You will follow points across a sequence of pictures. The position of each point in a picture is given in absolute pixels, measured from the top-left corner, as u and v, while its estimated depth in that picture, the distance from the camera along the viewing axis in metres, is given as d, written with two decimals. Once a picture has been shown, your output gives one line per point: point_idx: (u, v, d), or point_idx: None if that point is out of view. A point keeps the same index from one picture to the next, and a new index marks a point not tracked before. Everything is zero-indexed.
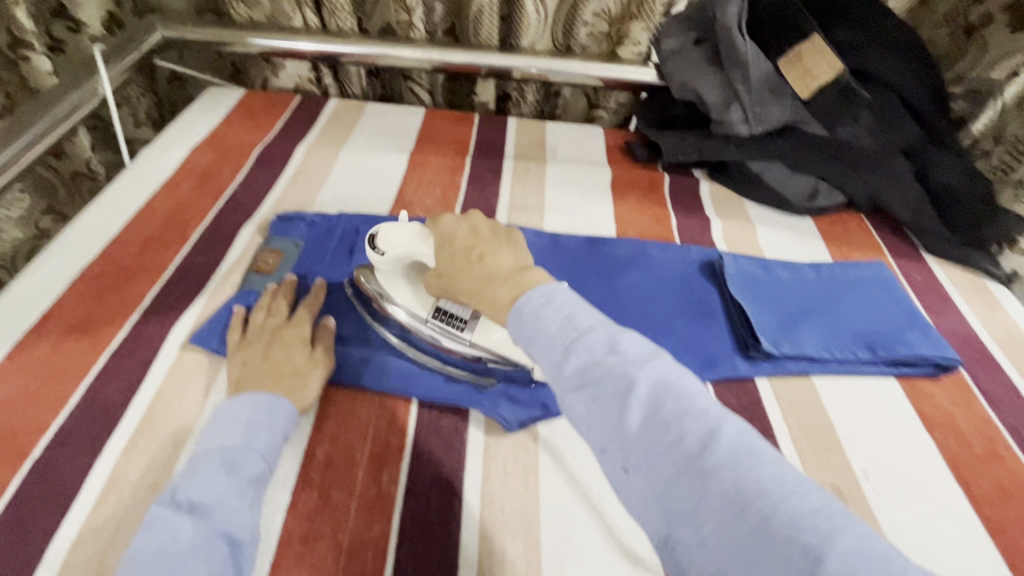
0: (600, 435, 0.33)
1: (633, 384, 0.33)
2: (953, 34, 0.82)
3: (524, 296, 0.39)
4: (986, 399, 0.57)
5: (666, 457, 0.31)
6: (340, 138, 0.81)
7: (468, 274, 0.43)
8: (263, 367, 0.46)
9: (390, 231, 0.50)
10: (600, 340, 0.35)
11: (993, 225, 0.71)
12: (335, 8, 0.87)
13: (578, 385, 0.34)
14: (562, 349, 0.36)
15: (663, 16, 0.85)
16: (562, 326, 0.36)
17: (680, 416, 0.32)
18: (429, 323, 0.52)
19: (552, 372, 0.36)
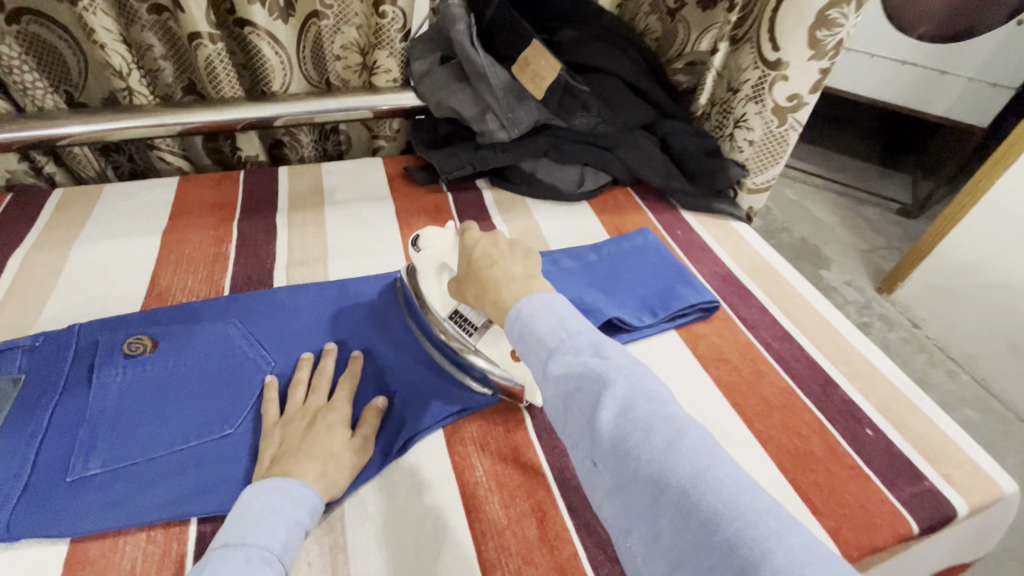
0: (576, 434, 0.37)
1: (609, 384, 0.36)
2: (661, 19, 0.93)
3: (524, 301, 0.43)
4: (745, 325, 0.66)
5: (629, 453, 0.33)
6: (72, 232, 0.69)
7: (490, 275, 0.48)
8: (300, 445, 0.46)
9: (437, 237, 0.59)
10: (586, 346, 0.39)
11: (722, 175, 0.82)
12: (25, 86, 0.74)
13: (558, 382, 0.38)
14: (547, 352, 0.40)
15: (404, 41, 0.85)
16: (556, 331, 0.40)
17: (652, 415, 0.34)
18: (446, 324, 0.56)
19: (538, 372, 0.40)
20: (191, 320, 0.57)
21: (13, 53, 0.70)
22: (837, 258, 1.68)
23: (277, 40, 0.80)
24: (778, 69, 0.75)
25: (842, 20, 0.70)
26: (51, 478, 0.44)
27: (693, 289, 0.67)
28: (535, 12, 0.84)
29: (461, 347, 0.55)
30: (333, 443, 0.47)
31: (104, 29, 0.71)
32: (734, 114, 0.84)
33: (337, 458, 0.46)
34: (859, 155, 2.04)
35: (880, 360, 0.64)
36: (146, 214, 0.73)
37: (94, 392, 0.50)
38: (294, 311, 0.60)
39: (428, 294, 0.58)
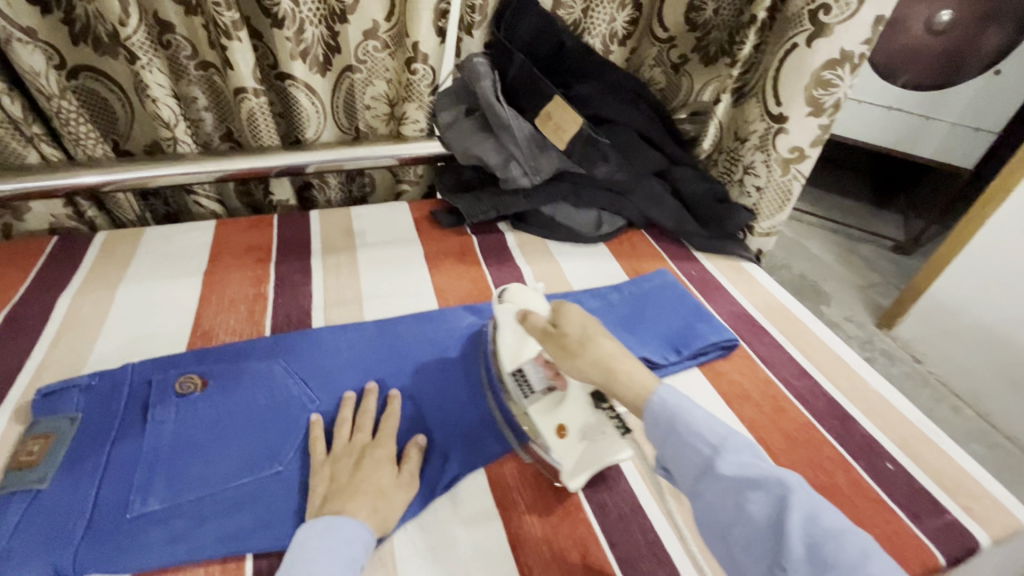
0: (752, 545, 0.38)
1: (789, 488, 0.38)
2: (666, 71, 1.00)
3: (660, 391, 0.46)
4: (764, 362, 0.69)
5: (826, 559, 0.35)
6: (117, 274, 0.72)
7: (592, 344, 0.49)
8: (351, 482, 0.48)
9: (523, 293, 0.60)
10: (746, 450, 0.42)
11: (732, 219, 0.87)
12: (78, 136, 0.78)
13: (730, 483, 0.40)
14: (709, 450, 0.42)
15: (432, 96, 0.90)
16: (712, 436, 0.43)
17: (835, 527, 0.36)
18: (510, 379, 0.57)
19: (702, 470, 0.41)
20: (240, 359, 0.60)
21: (71, 108, 0.75)
22: (836, 294, 1.73)
23: (314, 91, 0.86)
24: (782, 123, 0.81)
25: (837, 81, 0.77)
26: (112, 517, 0.45)
27: (711, 327, 0.70)
28: (555, 67, 0.89)
29: (516, 403, 0.56)
30: (380, 480, 0.49)
31: (157, 85, 0.76)
32: (741, 160, 0.90)
33: (384, 494, 0.48)
34: (853, 195, 2.12)
35: (895, 396, 0.66)
36: (186, 255, 0.77)
37: (148, 432, 0.51)
38: (332, 351, 0.62)
39: (501, 345, 0.59)
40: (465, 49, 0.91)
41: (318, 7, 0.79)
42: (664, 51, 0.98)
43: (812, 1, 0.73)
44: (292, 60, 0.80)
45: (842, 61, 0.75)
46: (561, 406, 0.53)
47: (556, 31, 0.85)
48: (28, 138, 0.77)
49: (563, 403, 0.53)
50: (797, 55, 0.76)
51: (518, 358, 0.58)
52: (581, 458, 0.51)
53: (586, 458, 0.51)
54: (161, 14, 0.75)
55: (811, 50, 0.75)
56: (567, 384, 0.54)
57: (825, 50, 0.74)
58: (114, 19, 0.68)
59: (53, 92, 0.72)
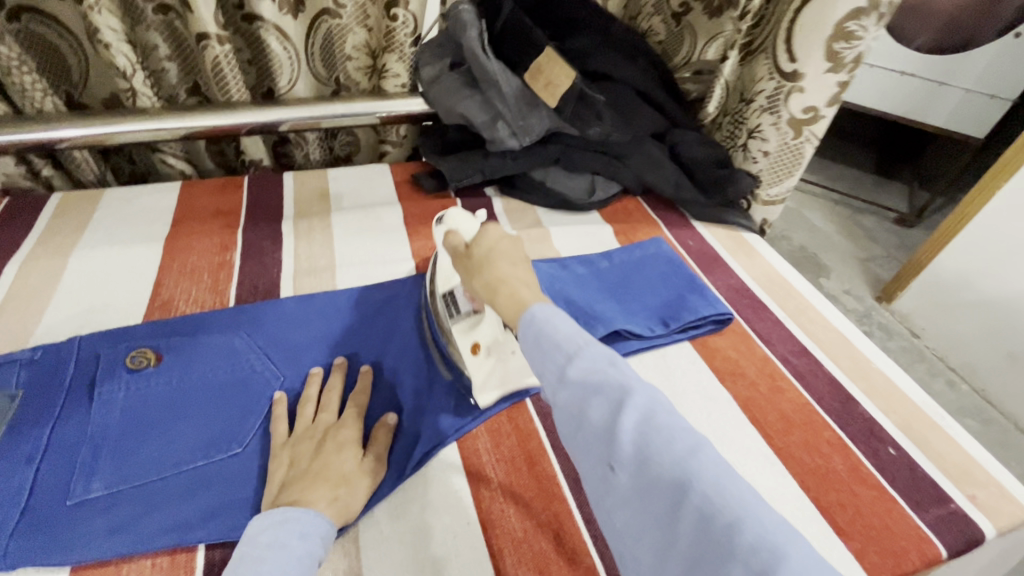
0: (588, 443, 0.34)
1: (630, 392, 0.34)
2: (665, 22, 0.94)
3: (535, 307, 0.41)
4: (762, 339, 0.65)
5: (652, 464, 0.32)
6: (69, 239, 0.67)
7: (491, 267, 0.46)
8: (311, 468, 0.44)
9: (465, 219, 0.55)
10: (600, 354, 0.37)
11: (733, 185, 0.82)
12: (23, 88, 0.71)
13: (577, 388, 0.35)
14: (564, 356, 0.37)
15: (414, 46, 0.83)
16: (566, 337, 0.38)
17: (672, 426, 0.33)
18: (439, 300, 0.56)
19: (553, 378, 0.37)
20: (197, 331, 0.56)
21: (13, 54, 0.69)
22: (836, 268, 1.68)
23: (285, 35, 0.79)
24: (795, 81, 0.75)
25: (860, 33, 0.70)
26: (52, 502, 0.42)
27: (709, 300, 0.65)
28: (544, 16, 0.81)
29: (442, 323, 0.56)
30: (342, 465, 0.45)
31: (108, 28, 0.70)
32: (746, 124, 0.84)
33: (347, 480, 0.44)
34: (859, 165, 2.05)
35: (898, 374, 0.63)
36: (146, 219, 0.71)
37: (95, 410, 0.48)
38: (300, 322, 0.58)
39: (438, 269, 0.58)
40: None
41: None
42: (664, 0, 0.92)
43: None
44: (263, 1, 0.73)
45: (868, 10, 0.68)
46: (479, 325, 0.54)
47: None
48: None
49: (483, 324, 0.54)
50: (818, 5, 0.70)
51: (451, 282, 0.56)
52: (490, 376, 0.53)
53: (497, 374, 0.53)
54: None
55: None
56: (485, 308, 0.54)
57: None
58: None
59: None
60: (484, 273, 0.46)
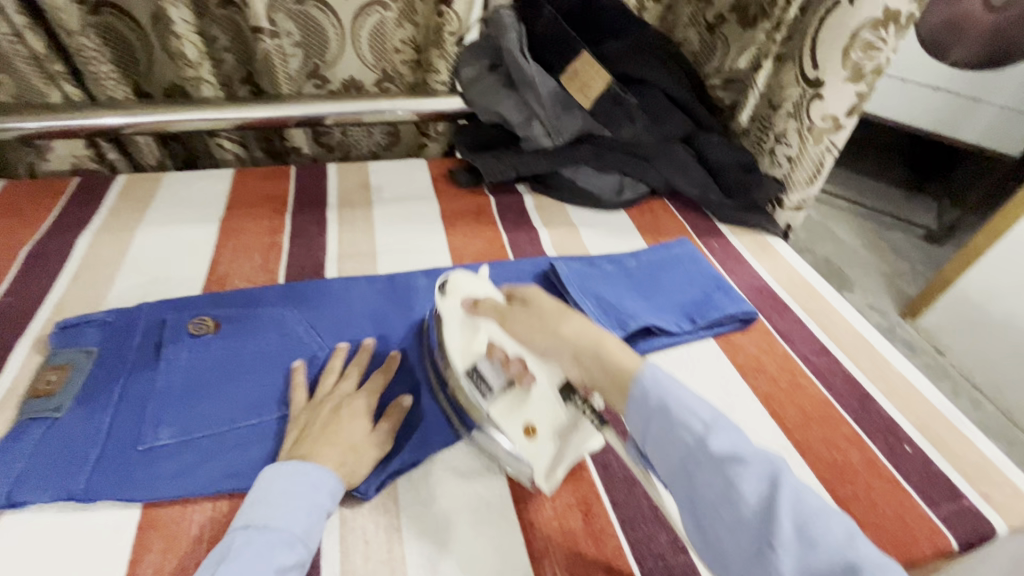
0: (739, 522, 0.36)
1: (775, 468, 0.38)
2: (699, 32, 0.98)
3: (652, 368, 0.43)
4: (783, 338, 0.67)
5: (816, 541, 0.34)
6: (135, 217, 0.73)
7: (571, 314, 0.48)
8: (324, 433, 0.47)
9: (470, 282, 0.56)
10: (731, 429, 0.40)
11: (759, 189, 0.84)
12: (99, 74, 0.78)
13: (719, 462, 0.38)
14: (699, 428, 0.40)
15: (457, 47, 0.88)
16: (699, 411, 0.41)
17: (820, 506, 0.36)
18: (463, 381, 0.50)
19: (691, 451, 0.39)
20: (252, 304, 0.60)
21: (91, 46, 0.75)
22: (861, 281, 1.67)
23: (336, 15, 0.85)
24: (817, 89, 0.77)
25: (881, 43, 0.71)
26: (124, 447, 0.47)
27: (729, 296, 0.69)
28: (580, 23, 0.85)
29: (472, 406, 0.50)
30: (353, 432, 0.48)
31: (181, 20, 0.75)
32: (774, 128, 0.86)
33: (358, 446, 0.47)
34: (888, 179, 2.03)
35: (918, 378, 0.64)
36: (204, 202, 0.76)
37: (160, 369, 0.52)
38: (344, 301, 0.62)
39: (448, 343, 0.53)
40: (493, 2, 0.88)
41: None
42: (700, 11, 0.96)
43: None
44: None
45: (886, 21, 0.70)
46: (526, 404, 0.48)
47: None
48: (50, 75, 0.76)
49: (530, 402, 0.48)
50: (839, 16, 0.73)
51: (469, 357, 0.51)
52: (556, 457, 0.47)
53: (562, 458, 0.47)
54: None
55: (854, 9, 0.71)
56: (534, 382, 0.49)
57: (868, 9, 0.70)
58: None
59: (75, 29, 0.73)
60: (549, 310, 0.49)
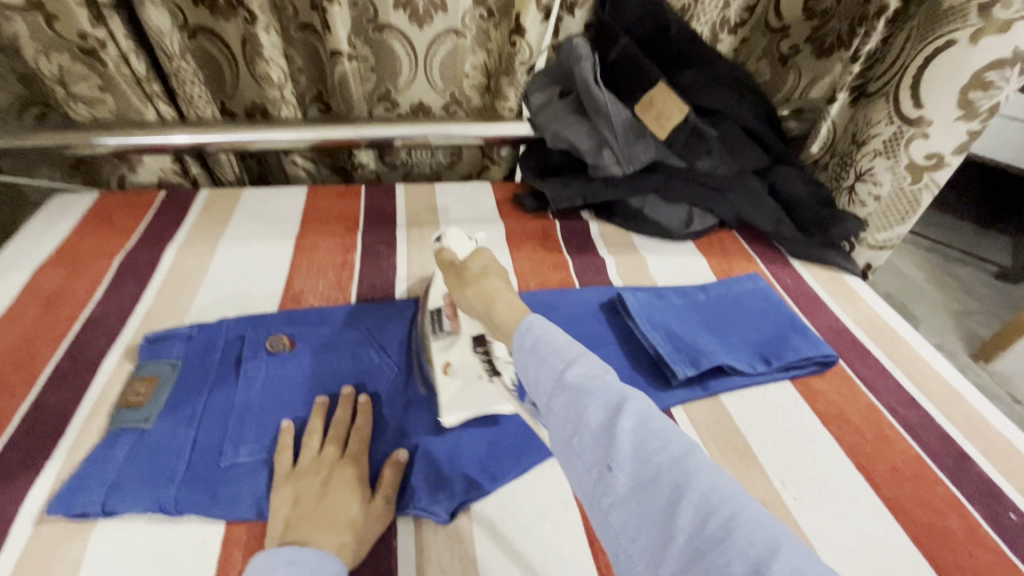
0: (586, 445, 0.34)
1: (626, 396, 0.35)
2: (772, 65, 0.96)
3: (532, 318, 0.42)
4: (868, 386, 0.63)
5: (651, 461, 0.31)
6: (216, 231, 0.76)
7: (480, 274, 0.52)
8: (314, 509, 0.44)
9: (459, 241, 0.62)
10: (596, 367, 0.37)
11: (839, 226, 0.80)
12: (192, 96, 0.81)
13: (576, 393, 0.36)
14: (562, 364, 0.37)
15: (528, 75, 0.88)
16: (560, 351, 0.38)
17: (665, 432, 0.33)
18: (423, 320, 0.58)
19: (553, 382, 0.37)
20: (326, 323, 0.61)
21: (190, 69, 0.79)
22: (927, 319, 1.58)
23: (409, 40, 0.87)
24: (919, 127, 0.74)
25: (1001, 83, 0.69)
26: (207, 462, 0.48)
27: (808, 338, 0.65)
28: (655, 54, 0.84)
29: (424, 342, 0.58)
30: (348, 508, 0.44)
31: (270, 45, 0.78)
32: (855, 166, 0.83)
33: (356, 523, 0.44)
34: (957, 212, 1.92)
35: (1021, 438, 0.60)
36: (280, 218, 0.79)
37: (241, 385, 0.54)
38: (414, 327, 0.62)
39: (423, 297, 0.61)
40: (565, 29, 0.88)
41: None
42: (774, 43, 0.93)
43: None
44: (394, 9, 0.83)
45: (1012, 61, 0.67)
46: (454, 345, 0.55)
47: (663, 14, 0.81)
48: (148, 95, 0.79)
49: (456, 345, 0.55)
50: (955, 53, 0.69)
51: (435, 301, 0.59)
52: (456, 398, 0.53)
53: (465, 397, 0.53)
54: None
55: (974, 47, 0.68)
56: (461, 328, 0.56)
57: (993, 47, 0.67)
58: None
59: (175, 54, 0.76)
60: (479, 283, 0.50)
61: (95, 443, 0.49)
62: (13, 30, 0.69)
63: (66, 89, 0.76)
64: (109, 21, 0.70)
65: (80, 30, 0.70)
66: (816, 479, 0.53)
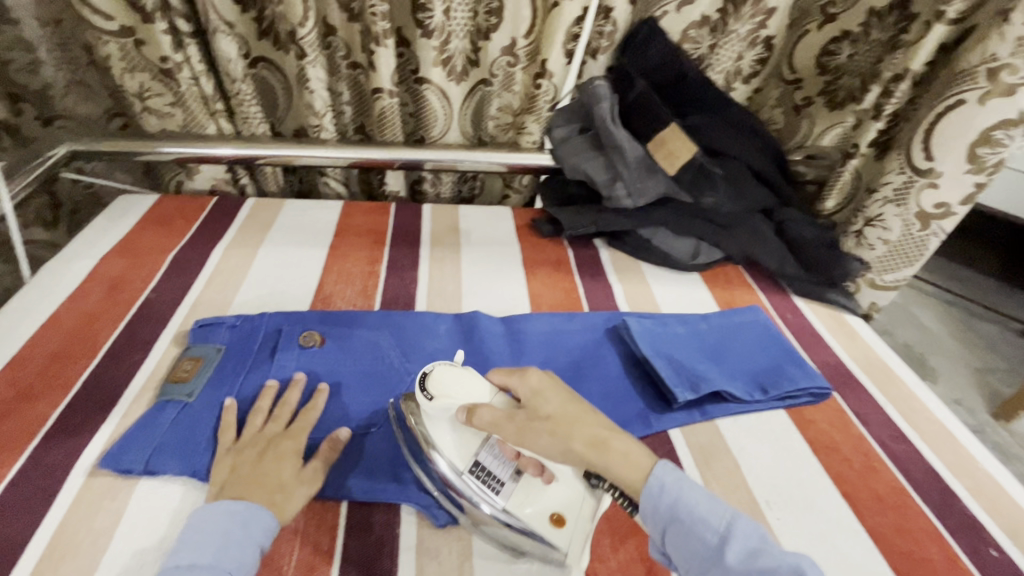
0: None
1: (802, 570, 0.38)
2: (785, 112, 1.02)
3: (661, 466, 0.45)
4: (858, 419, 0.66)
5: None
6: (259, 235, 0.84)
7: (581, 424, 0.46)
8: (250, 475, 0.48)
9: (454, 380, 0.50)
10: (748, 534, 0.42)
11: (840, 268, 0.84)
12: (248, 115, 0.90)
13: (741, 572, 0.40)
14: (715, 538, 0.42)
15: (550, 111, 0.95)
16: (713, 524, 0.42)
17: None
18: (467, 478, 0.48)
19: (710, 560, 0.41)
20: (352, 324, 0.67)
21: (248, 93, 0.88)
22: (946, 372, 1.56)
23: (445, 96, 0.94)
24: (929, 178, 0.79)
25: (1008, 141, 0.73)
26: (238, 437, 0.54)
27: (800, 366, 0.69)
28: (671, 96, 0.91)
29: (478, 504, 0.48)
30: (281, 474, 0.49)
31: (317, 79, 0.87)
32: (865, 211, 0.87)
33: None
34: (980, 268, 1.91)
35: (1010, 479, 0.61)
36: (317, 229, 0.86)
37: (274, 371, 0.60)
38: (432, 333, 0.68)
39: (442, 444, 0.49)
40: (587, 71, 0.96)
41: (467, 24, 0.88)
42: (788, 93, 1.00)
43: (994, 58, 0.70)
44: (433, 67, 0.89)
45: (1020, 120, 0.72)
46: (547, 491, 0.48)
47: (678, 63, 0.87)
48: (211, 112, 0.89)
49: (547, 490, 0.48)
50: (965, 112, 0.73)
51: (470, 452, 0.49)
52: (583, 542, 0.47)
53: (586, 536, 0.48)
54: (329, 20, 0.86)
55: (983, 108, 0.72)
56: (555, 475, 0.48)
57: (999, 109, 0.72)
58: (296, 21, 0.79)
59: (238, 77, 0.85)
60: (586, 441, 0.45)
61: (143, 412, 0.56)
62: (106, 51, 0.79)
63: (142, 103, 0.86)
64: (188, 47, 0.81)
65: (162, 54, 0.80)
66: (799, 500, 0.56)
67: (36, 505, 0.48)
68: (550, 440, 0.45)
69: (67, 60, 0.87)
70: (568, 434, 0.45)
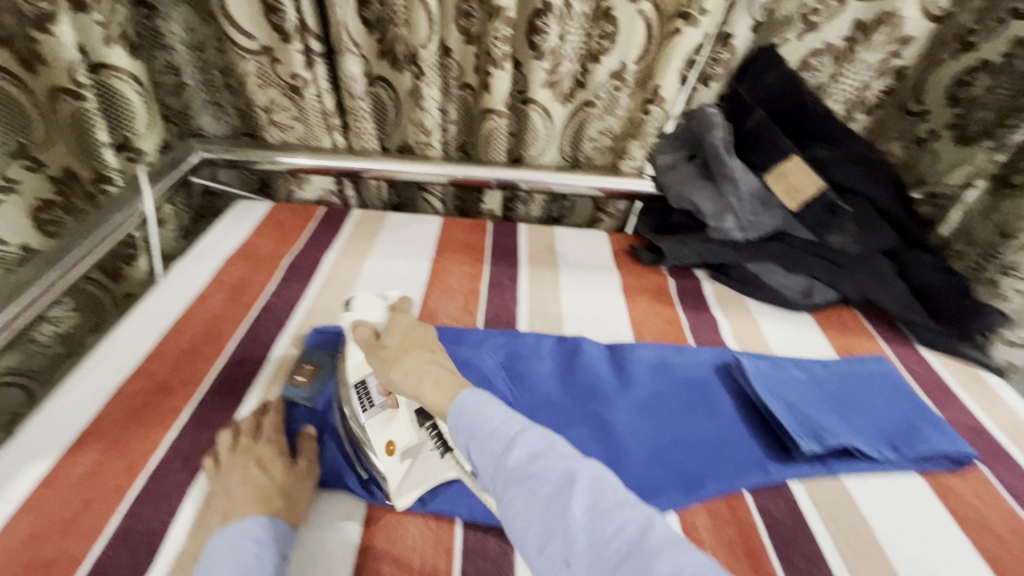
0: (541, 528, 0.36)
1: (573, 473, 0.37)
2: (906, 146, 0.95)
3: (466, 392, 0.45)
4: (1010, 494, 0.59)
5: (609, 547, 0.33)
6: (367, 245, 0.86)
7: (409, 354, 0.51)
8: (246, 492, 0.47)
9: (363, 308, 0.60)
10: (537, 440, 0.40)
11: (977, 321, 0.76)
12: (362, 130, 0.94)
13: (519, 474, 0.38)
14: (503, 445, 0.40)
15: (656, 137, 0.93)
16: (505, 427, 0.41)
17: (616, 506, 0.35)
18: (352, 391, 0.55)
19: (496, 464, 0.39)
20: (459, 341, 0.68)
21: (365, 111, 0.92)
22: None
23: (549, 116, 0.94)
24: None
25: None
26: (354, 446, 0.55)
27: (937, 429, 0.62)
28: (787, 126, 0.87)
29: (354, 414, 0.55)
30: (273, 475, 0.49)
31: (431, 98, 0.90)
32: (1002, 258, 0.80)
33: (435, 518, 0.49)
34: None
35: None
36: (420, 243, 0.88)
37: None
38: (535, 355, 0.67)
39: (347, 356, 0.58)
40: (697, 98, 0.93)
41: (580, 46, 0.88)
42: (910, 125, 0.93)
43: None
44: (541, 87, 0.89)
45: None
46: (392, 422, 0.53)
47: (800, 92, 0.84)
48: (328, 126, 0.93)
49: (394, 421, 0.53)
50: None
51: (363, 371, 0.56)
52: (405, 478, 0.51)
53: (408, 479, 0.51)
54: (448, 43, 0.88)
55: None
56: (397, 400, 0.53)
57: None
58: (419, 43, 0.82)
59: (357, 94, 0.89)
60: (410, 370, 0.49)
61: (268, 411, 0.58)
62: (245, 68, 0.85)
63: (269, 116, 0.92)
64: (316, 65, 0.85)
65: (294, 71, 0.84)
66: None
67: (172, 494, 0.50)
68: (387, 356, 0.51)
69: (206, 83, 0.93)
70: (400, 357, 0.50)
